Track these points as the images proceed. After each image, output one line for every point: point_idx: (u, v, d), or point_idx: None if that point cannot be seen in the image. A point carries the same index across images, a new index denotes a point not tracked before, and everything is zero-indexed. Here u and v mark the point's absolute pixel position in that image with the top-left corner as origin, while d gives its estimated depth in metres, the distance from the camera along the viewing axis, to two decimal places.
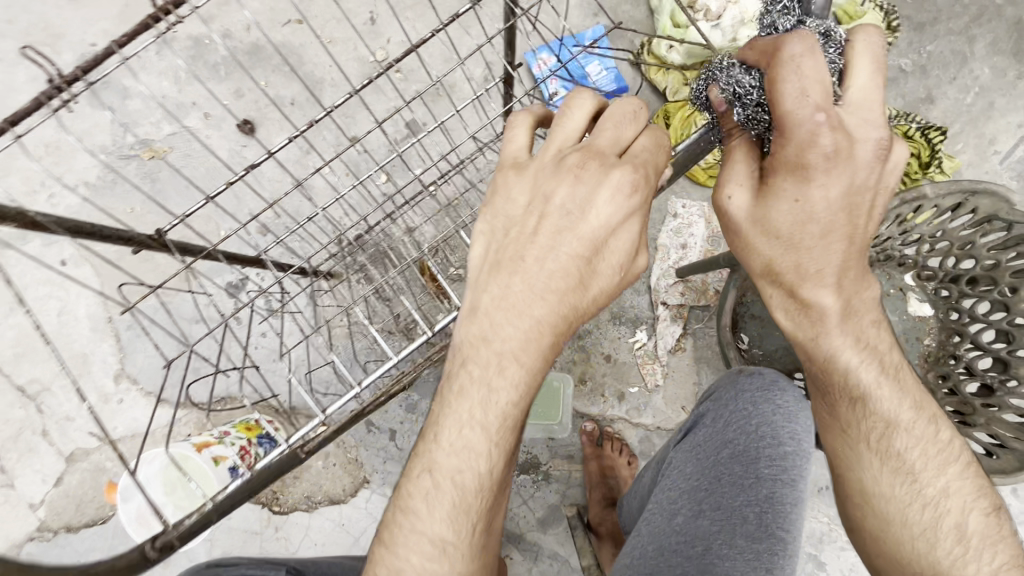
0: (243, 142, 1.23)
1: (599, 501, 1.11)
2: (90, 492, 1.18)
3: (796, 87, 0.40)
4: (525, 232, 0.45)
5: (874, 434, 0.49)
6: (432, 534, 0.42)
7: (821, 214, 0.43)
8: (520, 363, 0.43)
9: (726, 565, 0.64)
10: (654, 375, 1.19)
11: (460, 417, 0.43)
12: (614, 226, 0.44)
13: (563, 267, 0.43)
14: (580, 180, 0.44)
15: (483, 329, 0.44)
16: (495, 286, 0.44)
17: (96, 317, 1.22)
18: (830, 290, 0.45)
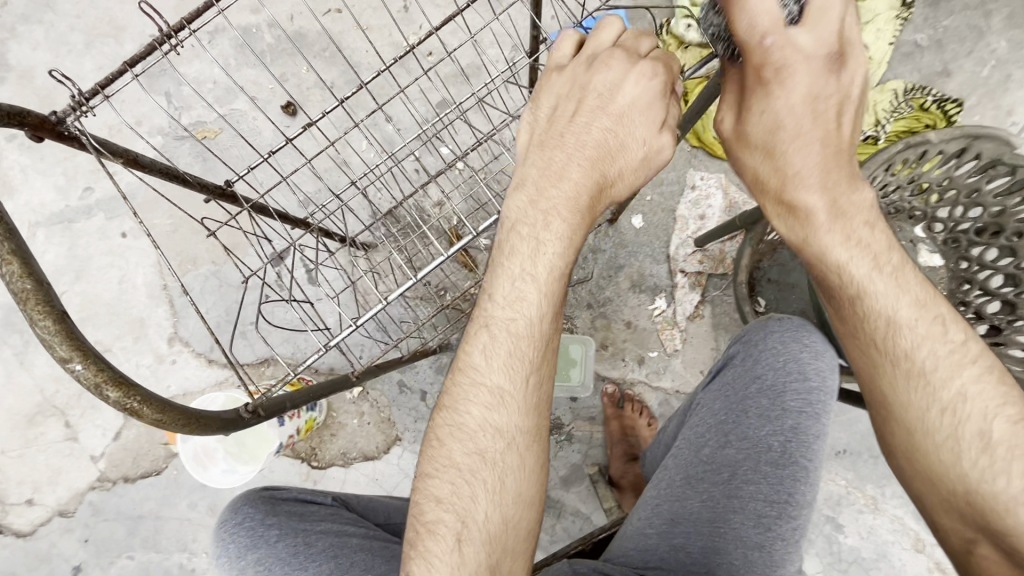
0: (287, 123, 1.33)
1: (621, 456, 1.16)
2: (146, 446, 1.28)
3: (748, 22, 0.48)
4: (566, 114, 0.53)
5: (901, 351, 0.52)
6: (492, 386, 0.50)
7: (788, 118, 0.51)
8: (563, 219, 0.51)
9: (750, 488, 0.73)
10: (673, 340, 1.23)
11: (511, 279, 0.51)
12: (643, 102, 0.52)
13: (594, 140, 0.52)
14: (612, 67, 0.52)
15: (530, 195, 0.52)
16: (540, 160, 0.53)
17: (152, 285, 1.33)
18: (816, 193, 0.52)
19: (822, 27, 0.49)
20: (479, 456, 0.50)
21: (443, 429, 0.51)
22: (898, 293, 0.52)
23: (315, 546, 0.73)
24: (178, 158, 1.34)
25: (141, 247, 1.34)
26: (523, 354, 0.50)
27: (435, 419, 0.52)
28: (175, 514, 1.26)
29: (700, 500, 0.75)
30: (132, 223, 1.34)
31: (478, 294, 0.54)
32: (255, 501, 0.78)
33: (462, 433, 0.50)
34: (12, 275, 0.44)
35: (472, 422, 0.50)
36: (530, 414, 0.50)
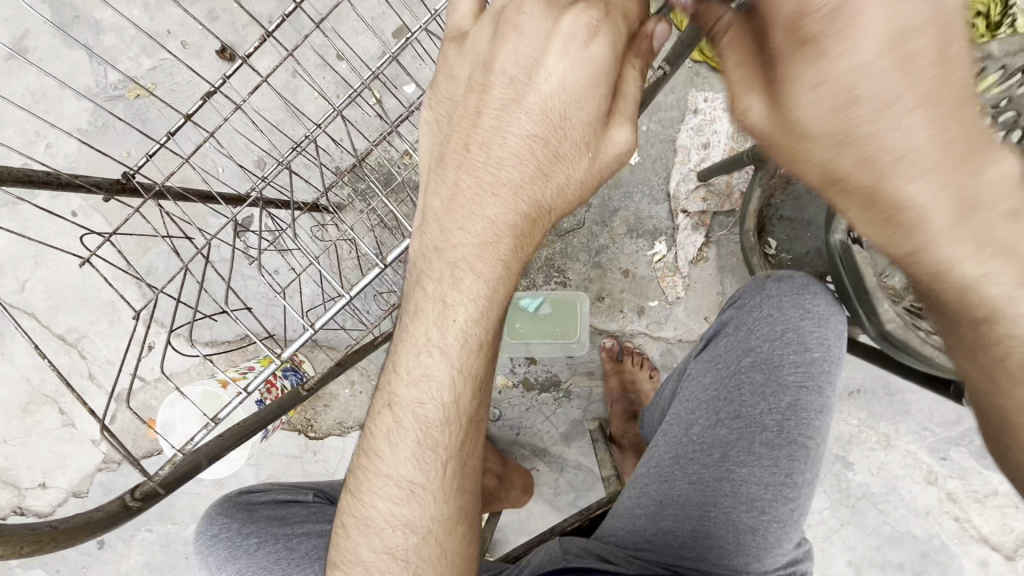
0: (227, 70, 1.16)
1: (621, 414, 1.12)
2: (142, 428, 1.27)
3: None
4: (469, 115, 0.40)
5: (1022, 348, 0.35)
6: (400, 478, 0.45)
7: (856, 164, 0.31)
8: (475, 272, 0.41)
9: (744, 471, 0.63)
10: (674, 287, 1.14)
11: (416, 352, 0.44)
12: (572, 92, 0.37)
13: (512, 154, 0.39)
14: (525, 36, 0.38)
15: (433, 237, 0.42)
16: (442, 188, 0.41)
17: (116, 265, 1.24)
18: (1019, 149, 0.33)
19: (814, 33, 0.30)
20: (389, 555, 0.45)
21: (350, 519, 0.47)
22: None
23: (297, 551, 0.70)
24: (113, 123, 1.20)
25: (95, 225, 1.24)
26: (435, 443, 0.44)
27: (347, 504, 0.48)
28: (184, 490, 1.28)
29: (688, 481, 0.65)
30: (80, 201, 1.23)
31: (386, 359, 0.46)
32: (231, 510, 0.75)
33: (370, 528, 0.46)
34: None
35: (379, 517, 0.45)
36: (450, 500, 0.45)
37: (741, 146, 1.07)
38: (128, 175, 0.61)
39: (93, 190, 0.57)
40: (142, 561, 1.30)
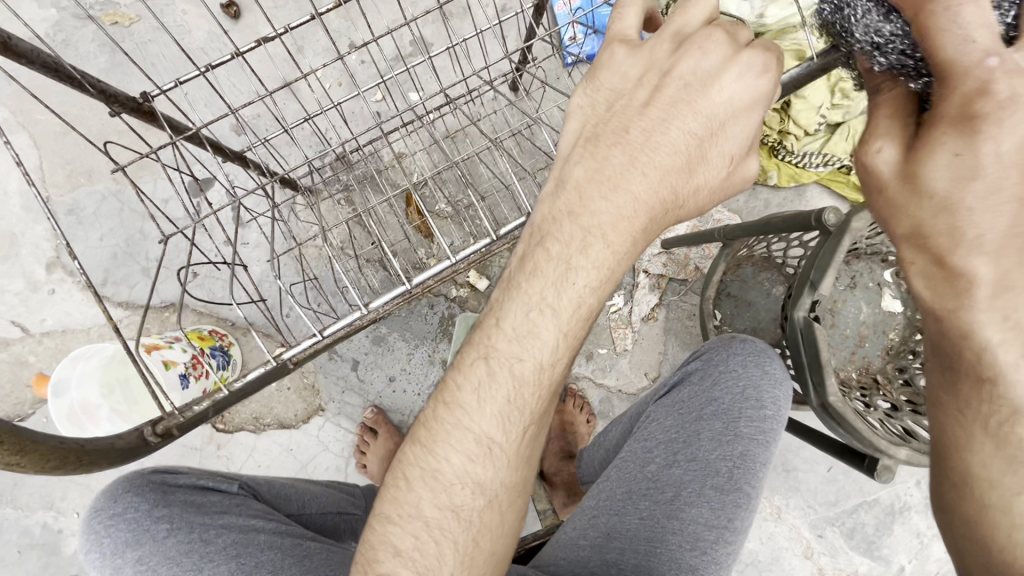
0: (226, 26, 1.10)
1: (556, 452, 1.15)
2: (8, 386, 1.08)
3: (961, 33, 0.33)
4: (635, 106, 0.44)
5: (996, 421, 0.34)
6: (480, 434, 0.45)
7: (990, 174, 0.33)
8: (607, 243, 0.43)
9: (693, 511, 0.67)
10: (624, 340, 1.20)
11: (525, 308, 0.45)
12: (737, 108, 0.42)
13: (672, 146, 0.42)
14: (706, 52, 0.42)
15: (570, 202, 0.44)
16: (589, 160, 0.44)
17: (31, 195, 1.09)
18: (987, 256, 0.33)
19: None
20: (453, 513, 0.45)
21: (414, 471, 0.46)
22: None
23: (214, 544, 0.63)
24: (76, 43, 1.08)
25: (19, 145, 1.09)
26: (526, 403, 0.45)
27: (409, 456, 0.47)
28: None
29: (639, 516, 0.67)
30: (7, 114, 1.08)
31: (483, 314, 0.47)
32: (141, 489, 0.66)
33: (435, 483, 0.45)
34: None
35: (448, 472, 0.45)
36: (518, 469, 0.46)
37: (704, 225, 1.18)
38: (147, 95, 0.62)
39: (109, 101, 0.58)
40: None
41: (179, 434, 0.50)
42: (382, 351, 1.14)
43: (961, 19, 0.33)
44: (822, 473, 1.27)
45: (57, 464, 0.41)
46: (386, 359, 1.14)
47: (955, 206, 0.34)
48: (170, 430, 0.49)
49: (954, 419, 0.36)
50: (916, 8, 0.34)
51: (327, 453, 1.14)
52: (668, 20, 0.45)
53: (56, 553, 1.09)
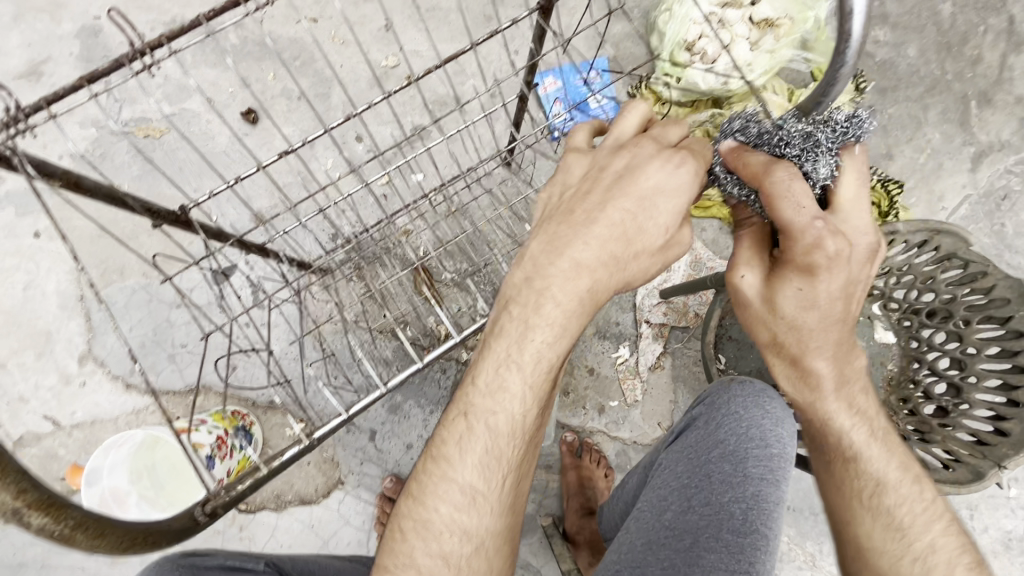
0: (245, 130, 1.23)
1: (576, 510, 1.13)
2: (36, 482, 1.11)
3: (793, 205, 0.50)
4: (580, 191, 0.51)
5: (867, 492, 0.57)
6: (462, 482, 0.48)
7: (822, 301, 0.53)
8: (558, 304, 0.49)
9: (712, 557, 0.66)
10: (634, 391, 1.23)
11: (496, 366, 0.49)
12: (663, 191, 0.50)
13: (611, 221, 0.49)
14: (633, 153, 0.51)
15: (529, 272, 0.49)
16: (544, 237, 0.50)
17: (66, 294, 1.17)
18: (827, 362, 0.56)
19: (857, 215, 0.54)
20: (443, 560, 0.47)
21: (408, 522, 0.49)
22: (887, 460, 0.57)
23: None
24: (113, 155, 1.21)
25: (57, 250, 1.18)
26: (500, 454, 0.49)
27: (403, 509, 0.50)
28: (66, 563, 1.10)
29: (660, 568, 0.68)
30: (48, 222, 1.18)
31: (461, 375, 0.51)
32: (169, 574, 0.69)
33: (427, 530, 0.48)
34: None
35: (439, 520, 0.48)
36: (501, 515, 0.49)
37: (697, 273, 1.24)
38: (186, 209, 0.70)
39: (155, 217, 0.67)
40: None
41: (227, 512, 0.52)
42: (399, 420, 1.17)
43: (793, 188, 0.50)
44: None
45: (129, 544, 0.44)
46: (403, 428, 1.17)
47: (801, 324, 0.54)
48: (216, 510, 0.51)
49: (840, 488, 0.58)
50: (759, 176, 0.53)
51: (350, 527, 1.14)
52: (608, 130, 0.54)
53: None
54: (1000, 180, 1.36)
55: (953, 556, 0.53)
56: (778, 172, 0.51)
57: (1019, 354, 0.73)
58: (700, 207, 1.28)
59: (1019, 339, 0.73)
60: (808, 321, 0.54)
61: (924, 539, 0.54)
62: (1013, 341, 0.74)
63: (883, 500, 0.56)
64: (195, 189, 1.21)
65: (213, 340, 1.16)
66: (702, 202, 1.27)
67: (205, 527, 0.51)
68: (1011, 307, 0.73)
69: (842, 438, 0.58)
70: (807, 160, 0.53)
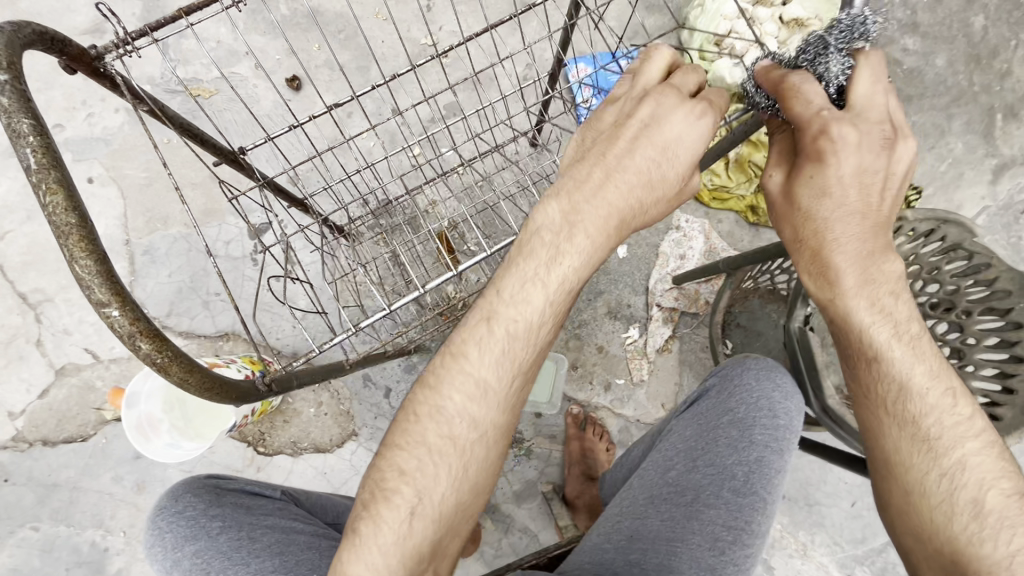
0: (289, 96, 1.30)
1: (577, 476, 1.17)
2: (74, 408, 1.19)
3: (806, 102, 0.55)
4: (609, 134, 0.58)
5: (890, 396, 0.56)
6: (477, 376, 0.54)
7: (840, 185, 0.55)
8: (584, 231, 0.55)
9: (711, 512, 0.73)
10: (640, 370, 1.27)
11: (521, 278, 0.55)
12: (681, 144, 0.56)
13: (636, 168, 0.56)
14: (659, 104, 0.57)
15: (559, 202, 0.56)
16: (575, 173, 0.57)
17: (113, 238, 1.25)
18: (847, 255, 0.55)
19: (870, 110, 0.57)
20: (449, 442, 0.53)
21: (422, 408, 0.54)
22: (916, 361, 0.55)
23: (259, 541, 0.73)
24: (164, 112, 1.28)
25: (107, 196, 1.26)
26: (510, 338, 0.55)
27: (416, 396, 0.55)
28: (96, 487, 1.17)
29: (661, 519, 0.74)
30: (101, 170, 1.26)
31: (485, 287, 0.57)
32: (198, 490, 0.78)
33: (438, 416, 0.53)
34: (56, 207, 0.41)
35: (451, 409, 0.53)
36: (506, 414, 0.55)
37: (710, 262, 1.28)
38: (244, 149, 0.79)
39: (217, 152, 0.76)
40: (10, 566, 1.16)
41: (280, 391, 0.58)
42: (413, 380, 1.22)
43: (805, 88, 0.56)
44: (846, 508, 1.26)
45: (206, 386, 0.47)
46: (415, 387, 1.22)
47: (827, 222, 0.56)
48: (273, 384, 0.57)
49: (870, 400, 0.57)
50: (779, 86, 0.58)
51: (359, 477, 1.20)
52: (635, 78, 0.60)
53: (100, 572, 1.16)
54: (1019, 193, 1.37)
55: (988, 476, 0.52)
56: (794, 76, 0.57)
57: (1017, 345, 0.76)
58: (717, 198, 1.32)
59: (1019, 330, 0.75)
60: (824, 206, 0.56)
61: (953, 455, 0.53)
62: (1012, 332, 0.76)
63: (909, 405, 0.55)
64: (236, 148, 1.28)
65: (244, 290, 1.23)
66: (719, 193, 1.31)
67: (263, 396, 0.56)
68: (1012, 299, 0.76)
69: (863, 335, 0.56)
70: (821, 63, 0.59)
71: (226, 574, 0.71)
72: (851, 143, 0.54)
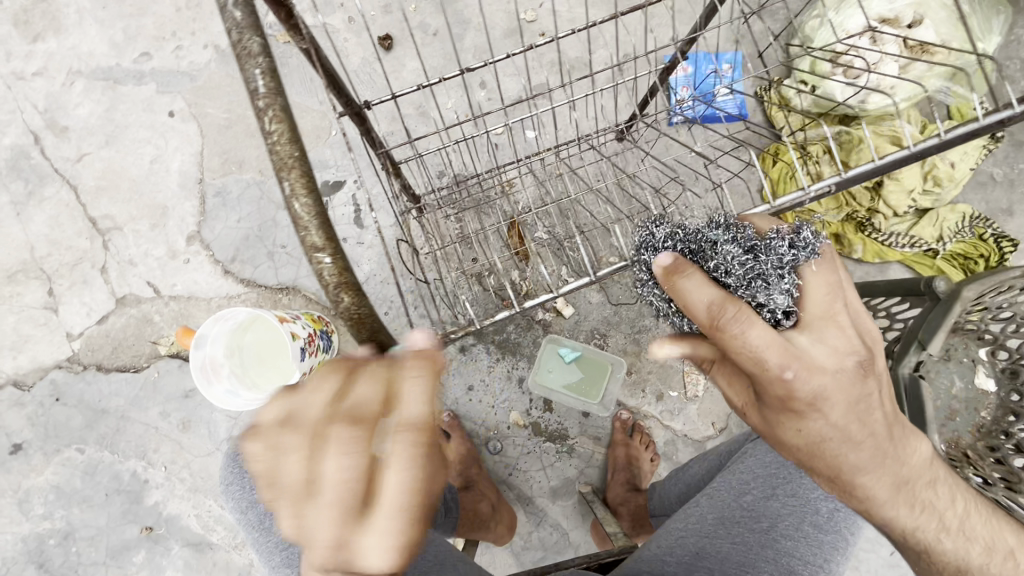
0: (378, 56, 1.27)
1: (622, 483, 1.15)
2: (131, 338, 1.20)
3: (754, 355, 0.52)
4: (337, 412, 0.45)
5: (922, 542, 0.64)
6: None
7: (816, 425, 0.56)
8: (320, 507, 0.45)
9: (789, 544, 0.72)
10: (696, 386, 1.23)
11: (304, 542, 0.46)
12: (350, 501, 0.44)
13: (339, 460, 0.44)
14: (330, 453, 0.44)
15: (307, 459, 0.45)
16: (312, 427, 0.45)
17: (187, 175, 1.24)
18: (852, 457, 0.58)
19: (816, 328, 0.56)
20: None
21: None
22: (935, 516, 0.63)
23: None
24: None
25: (186, 132, 1.24)
26: (348, 478, 0.44)
27: None
28: (143, 419, 1.19)
29: (731, 542, 0.73)
30: (183, 104, 1.24)
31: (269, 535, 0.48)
32: None
33: None
34: (280, 135, 0.41)
35: None
36: None
37: None
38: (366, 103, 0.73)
39: (344, 104, 0.71)
40: (52, 483, 1.18)
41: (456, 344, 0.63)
42: (466, 361, 1.22)
43: (751, 333, 0.51)
44: (885, 557, 1.23)
45: None
46: (468, 366, 1.22)
47: (845, 447, 0.57)
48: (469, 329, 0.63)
49: (902, 542, 0.65)
50: (717, 327, 0.52)
51: None
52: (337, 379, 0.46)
53: (138, 502, 1.17)
54: None
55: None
56: (700, 303, 0.53)
57: None
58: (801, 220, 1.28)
59: None
60: (829, 446, 0.57)
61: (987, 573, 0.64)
62: None
63: (945, 544, 0.64)
64: (318, 102, 1.25)
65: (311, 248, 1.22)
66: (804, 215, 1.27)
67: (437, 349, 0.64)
68: None
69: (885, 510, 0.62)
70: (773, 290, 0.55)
71: None
72: (818, 403, 0.54)
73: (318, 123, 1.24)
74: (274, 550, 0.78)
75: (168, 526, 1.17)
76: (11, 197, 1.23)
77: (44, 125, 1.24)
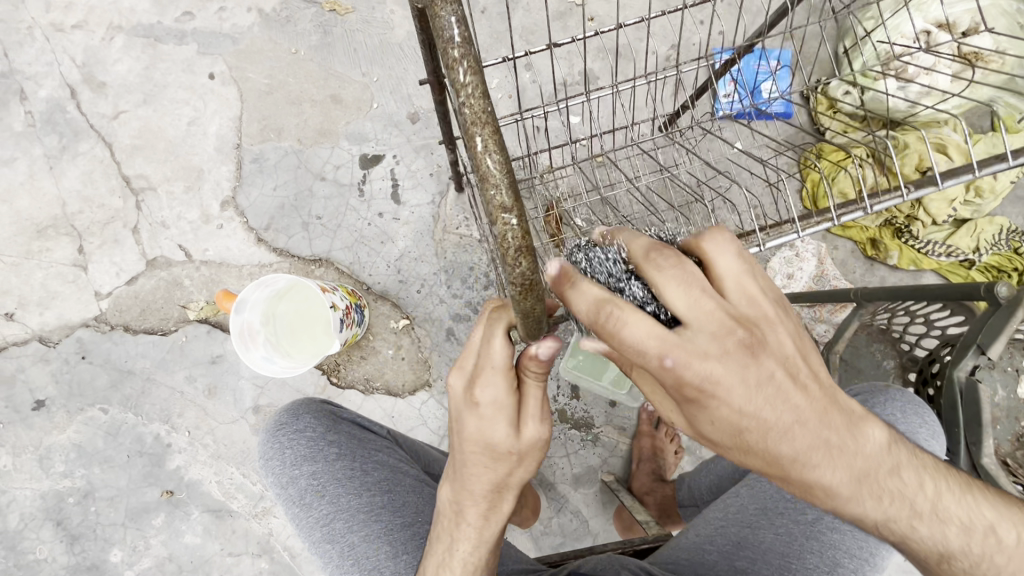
0: None
1: (648, 474, 1.16)
2: (159, 301, 1.19)
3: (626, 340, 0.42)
4: (484, 368, 0.50)
5: None
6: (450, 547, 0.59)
7: (751, 424, 0.45)
8: (481, 441, 0.52)
9: (834, 536, 0.72)
10: None
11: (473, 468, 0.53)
12: (504, 437, 0.51)
13: (490, 403, 0.50)
14: (483, 399, 0.50)
15: (467, 402, 0.51)
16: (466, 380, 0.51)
17: (224, 139, 1.22)
18: (820, 468, 0.47)
19: (686, 302, 0.44)
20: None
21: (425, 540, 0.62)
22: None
23: (371, 476, 0.79)
24: (296, 20, 1.24)
25: (226, 95, 1.22)
26: (495, 416, 0.51)
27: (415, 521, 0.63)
28: (169, 382, 1.18)
29: (775, 532, 0.74)
30: (224, 67, 1.23)
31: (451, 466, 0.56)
32: (317, 414, 0.84)
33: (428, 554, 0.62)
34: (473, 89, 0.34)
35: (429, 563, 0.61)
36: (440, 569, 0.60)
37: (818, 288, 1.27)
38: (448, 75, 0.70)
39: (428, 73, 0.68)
40: (74, 441, 1.17)
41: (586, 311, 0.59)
42: None
43: (582, 301, 0.42)
44: None
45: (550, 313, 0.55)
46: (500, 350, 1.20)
47: (772, 440, 0.45)
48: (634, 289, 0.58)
49: None
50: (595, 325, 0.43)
51: (425, 427, 1.19)
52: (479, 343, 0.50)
53: (160, 465, 1.17)
54: None
55: None
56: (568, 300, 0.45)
57: None
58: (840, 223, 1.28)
59: None
60: (781, 449, 0.46)
61: None
62: None
63: None
64: (361, 73, 1.23)
65: (347, 220, 1.21)
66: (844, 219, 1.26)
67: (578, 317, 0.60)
68: None
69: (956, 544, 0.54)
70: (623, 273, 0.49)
71: (340, 500, 0.77)
72: (728, 395, 0.44)
73: (360, 94, 1.23)
74: (315, 525, 0.77)
75: (189, 491, 1.16)
76: (44, 150, 1.21)
77: (81, 80, 1.22)
